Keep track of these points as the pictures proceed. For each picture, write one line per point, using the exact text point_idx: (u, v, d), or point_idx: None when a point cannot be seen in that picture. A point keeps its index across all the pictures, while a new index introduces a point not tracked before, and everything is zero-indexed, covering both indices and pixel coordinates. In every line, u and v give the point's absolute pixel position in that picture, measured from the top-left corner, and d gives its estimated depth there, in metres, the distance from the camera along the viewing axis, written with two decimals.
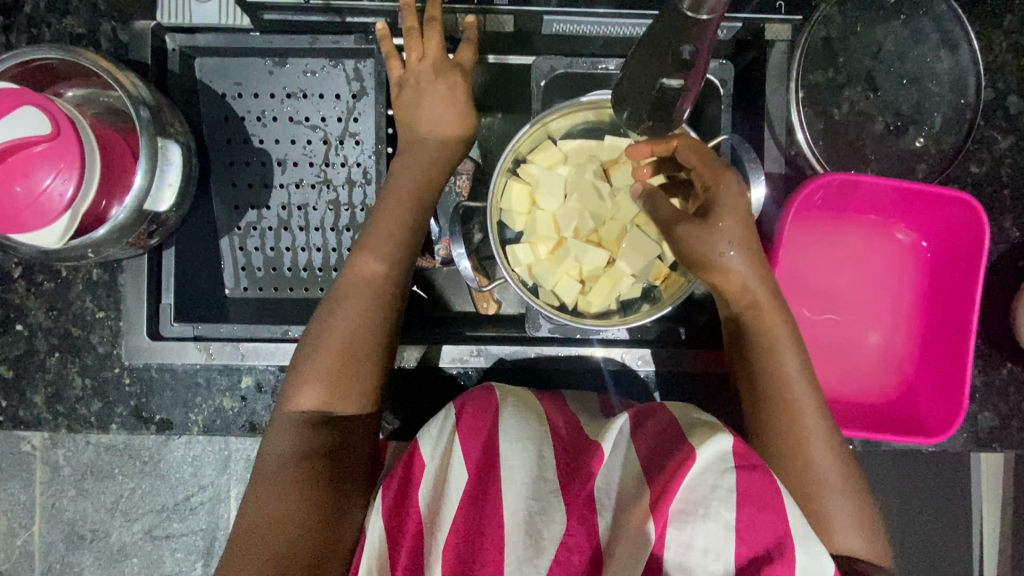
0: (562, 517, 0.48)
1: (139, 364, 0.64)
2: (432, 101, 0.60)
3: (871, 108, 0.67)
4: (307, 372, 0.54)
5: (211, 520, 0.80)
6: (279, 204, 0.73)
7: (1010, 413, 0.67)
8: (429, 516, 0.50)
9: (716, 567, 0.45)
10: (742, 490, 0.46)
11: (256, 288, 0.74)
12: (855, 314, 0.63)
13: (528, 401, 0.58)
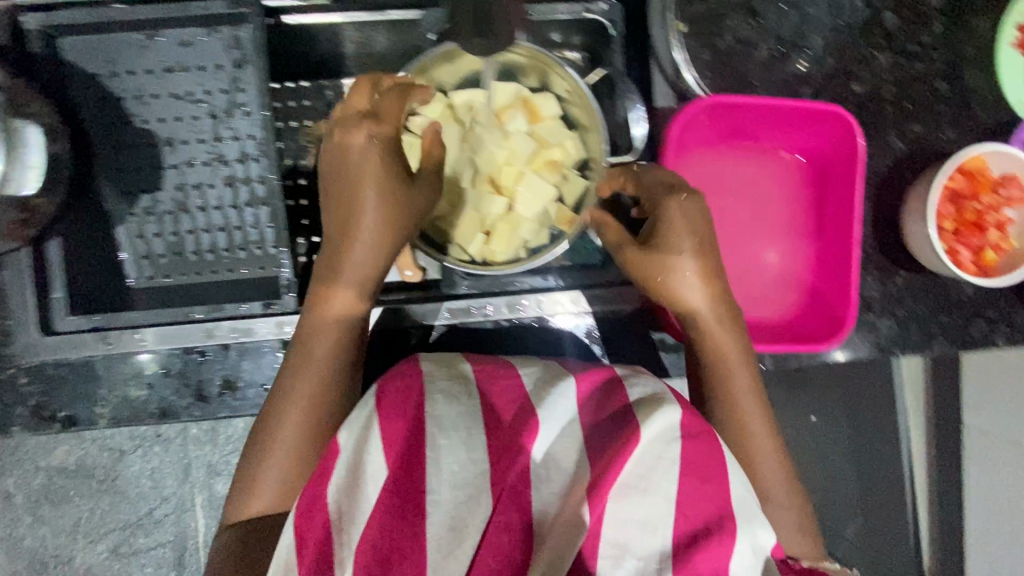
0: (489, 503, 0.49)
1: (35, 361, 0.62)
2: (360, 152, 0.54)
3: (754, 36, 0.68)
4: (259, 480, 0.54)
5: (178, 529, 0.90)
6: (173, 186, 0.71)
7: (906, 319, 0.71)
8: (339, 512, 0.48)
9: (654, 540, 0.47)
10: (684, 460, 0.49)
11: (161, 276, 0.71)
12: (753, 238, 0.65)
13: (457, 372, 0.56)
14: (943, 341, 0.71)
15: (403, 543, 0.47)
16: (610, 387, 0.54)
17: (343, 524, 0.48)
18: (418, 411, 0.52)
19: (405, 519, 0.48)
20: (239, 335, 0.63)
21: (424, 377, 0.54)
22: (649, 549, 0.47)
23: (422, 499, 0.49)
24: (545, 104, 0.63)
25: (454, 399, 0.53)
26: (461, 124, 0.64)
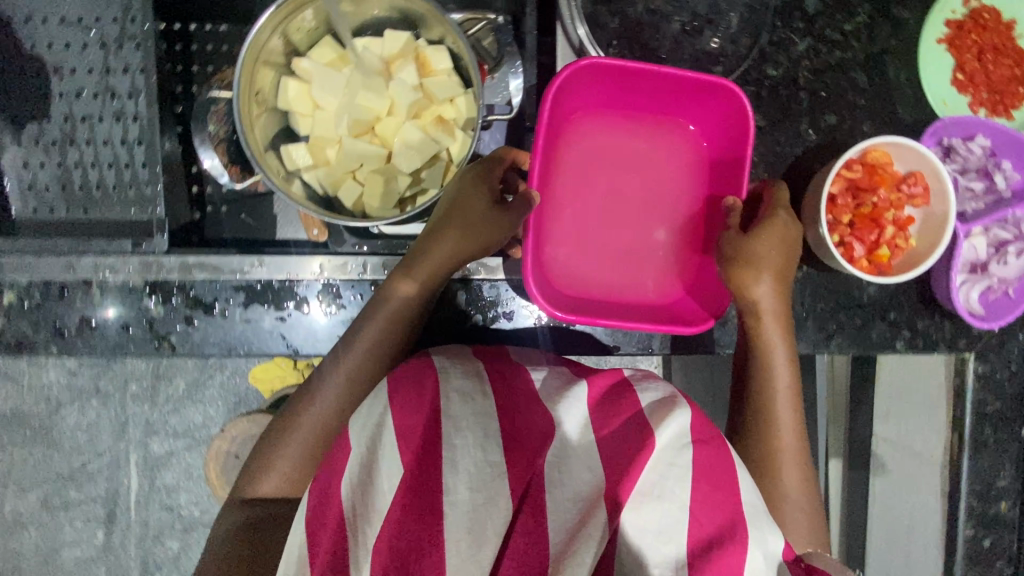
0: (509, 508, 0.45)
1: None
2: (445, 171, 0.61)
3: (666, 7, 0.65)
4: (275, 459, 0.57)
5: (110, 485, 1.04)
6: (61, 116, 0.69)
7: (806, 313, 0.69)
8: (353, 510, 0.45)
9: (669, 549, 0.45)
10: (696, 467, 0.48)
11: (45, 210, 0.69)
12: (642, 212, 0.68)
13: (468, 364, 0.54)
14: (842, 339, 0.69)
15: (421, 543, 0.43)
16: (618, 389, 0.54)
17: (359, 522, 0.45)
18: (436, 404, 0.49)
19: (421, 519, 0.44)
20: (101, 270, 0.62)
21: (438, 371, 0.52)
22: (667, 559, 0.45)
23: (439, 500, 0.44)
24: (437, 57, 0.61)
25: (468, 395, 0.50)
26: (349, 71, 0.62)
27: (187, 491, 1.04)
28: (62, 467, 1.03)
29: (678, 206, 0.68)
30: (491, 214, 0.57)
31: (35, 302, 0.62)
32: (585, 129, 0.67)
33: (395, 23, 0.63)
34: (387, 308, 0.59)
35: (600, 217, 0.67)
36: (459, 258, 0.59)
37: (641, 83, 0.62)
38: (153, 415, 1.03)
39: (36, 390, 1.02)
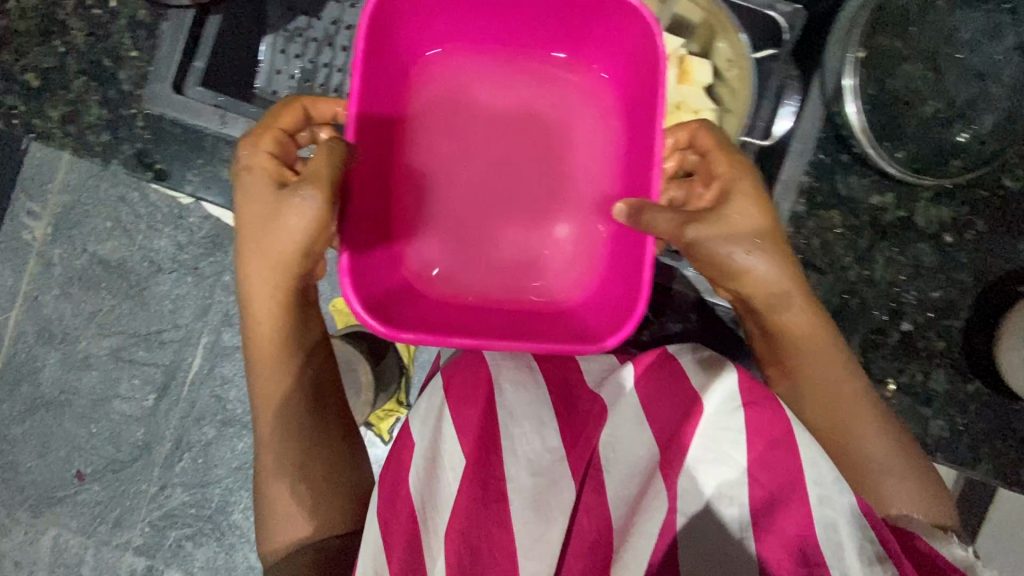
0: (572, 487, 0.45)
1: (156, 112, 0.65)
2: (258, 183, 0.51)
3: (924, 89, 0.66)
4: (275, 513, 0.54)
5: (176, 357, 0.94)
6: (329, 19, 0.74)
7: (964, 429, 0.67)
8: (423, 502, 0.46)
9: (731, 509, 0.40)
10: (750, 427, 0.43)
11: (284, 94, 0.74)
12: (493, 195, 0.64)
13: (523, 359, 0.56)
14: (989, 467, 0.67)
15: (490, 526, 0.44)
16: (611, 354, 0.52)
17: (427, 513, 0.46)
18: (488, 395, 0.51)
19: (487, 507, 0.44)
20: None
21: (492, 366, 0.54)
22: (725, 519, 0.40)
23: (503, 487, 0.45)
24: (700, 69, 0.63)
25: (521, 387, 0.52)
26: None
27: (240, 386, 0.93)
28: (142, 325, 0.94)
29: (592, 183, 0.63)
30: (287, 198, 0.48)
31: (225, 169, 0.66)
32: (446, 75, 0.64)
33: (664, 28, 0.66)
34: (265, 270, 0.52)
35: (494, 181, 0.64)
36: (303, 262, 0.52)
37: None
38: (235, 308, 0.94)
39: (144, 249, 0.94)
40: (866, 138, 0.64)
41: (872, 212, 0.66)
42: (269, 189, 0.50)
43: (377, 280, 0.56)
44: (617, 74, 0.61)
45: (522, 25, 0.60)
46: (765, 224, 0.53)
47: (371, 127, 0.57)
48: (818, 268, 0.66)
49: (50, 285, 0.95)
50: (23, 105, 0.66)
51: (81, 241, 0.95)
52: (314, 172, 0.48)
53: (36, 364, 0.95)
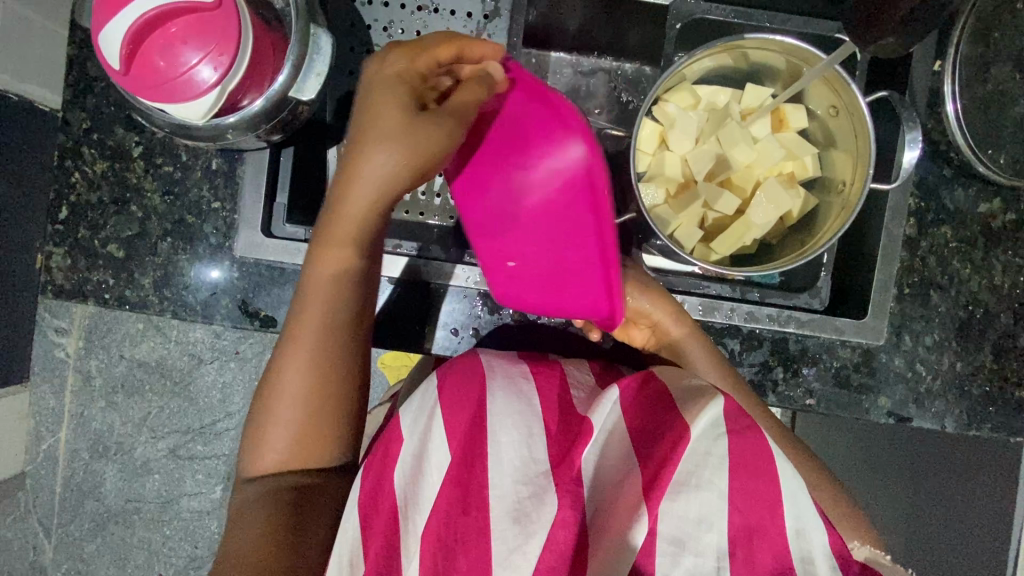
0: (554, 500, 0.46)
1: (250, 260, 0.63)
2: (392, 98, 0.47)
3: (1015, 90, 0.65)
4: (271, 427, 0.52)
5: (233, 446, 0.89)
6: None
7: None
8: (405, 499, 0.48)
9: (710, 539, 0.43)
10: (732, 456, 0.46)
11: None
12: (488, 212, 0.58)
13: (518, 368, 0.57)
14: None
15: (467, 533, 0.45)
16: (658, 398, 0.51)
17: (408, 511, 0.47)
18: (479, 408, 0.52)
19: (467, 514, 0.46)
20: (443, 276, 0.66)
21: (486, 370, 0.55)
22: (709, 548, 0.43)
23: (485, 495, 0.47)
24: (796, 114, 0.62)
25: (513, 398, 0.53)
26: (701, 120, 0.63)
27: None
28: (194, 420, 0.89)
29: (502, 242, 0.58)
30: (414, 123, 0.46)
31: None
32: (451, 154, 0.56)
33: (746, 75, 0.64)
34: (356, 184, 0.49)
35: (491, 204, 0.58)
36: (390, 180, 0.48)
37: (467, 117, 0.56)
38: None
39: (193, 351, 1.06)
40: (965, 138, 0.64)
41: (982, 221, 0.66)
42: (404, 104, 0.47)
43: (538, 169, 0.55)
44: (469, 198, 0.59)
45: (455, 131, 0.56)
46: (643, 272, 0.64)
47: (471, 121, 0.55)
48: (939, 285, 0.66)
49: (94, 398, 0.87)
50: (112, 277, 0.64)
51: (116, 348, 0.88)
52: (454, 108, 0.48)
53: (96, 480, 0.89)
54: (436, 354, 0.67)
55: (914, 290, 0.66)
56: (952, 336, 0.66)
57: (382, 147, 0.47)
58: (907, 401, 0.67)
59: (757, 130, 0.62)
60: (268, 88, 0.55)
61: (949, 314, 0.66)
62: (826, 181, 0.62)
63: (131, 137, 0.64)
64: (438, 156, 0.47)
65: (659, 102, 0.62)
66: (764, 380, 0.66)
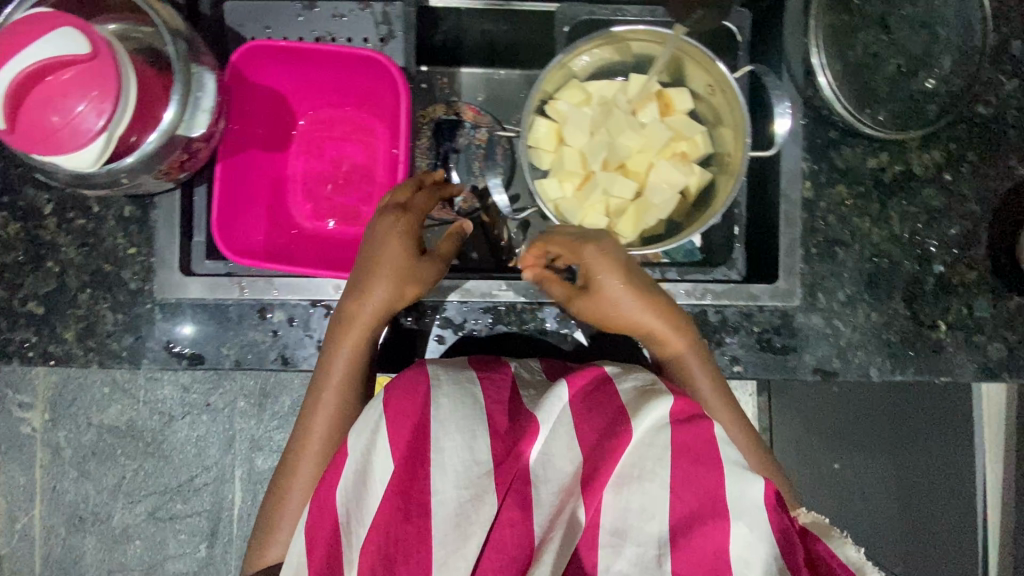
0: (494, 500, 0.50)
1: (171, 299, 0.64)
2: (388, 234, 0.60)
3: (884, 50, 0.69)
4: (279, 513, 0.61)
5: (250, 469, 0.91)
6: (306, 152, 0.73)
7: (1018, 343, 0.70)
8: (348, 513, 0.52)
9: (650, 527, 0.49)
10: (676, 446, 0.51)
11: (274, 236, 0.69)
12: (334, 141, 0.73)
13: (466, 375, 0.58)
14: None
15: (405, 539, 0.49)
16: (601, 388, 0.55)
17: (352, 524, 0.52)
18: (424, 415, 0.54)
19: (409, 521, 0.50)
20: None
21: (430, 377, 0.56)
22: (649, 535, 0.49)
23: (427, 500, 0.50)
24: (680, 98, 0.65)
25: (459, 400, 0.55)
26: (593, 114, 0.66)
27: None
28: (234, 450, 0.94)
29: (356, 144, 0.73)
30: (421, 259, 0.61)
31: (249, 331, 0.65)
32: (281, 108, 0.70)
33: (631, 66, 0.67)
34: (395, 305, 0.61)
35: (329, 112, 0.72)
36: (398, 301, 0.61)
37: (272, 76, 0.66)
38: (259, 431, 1.09)
39: (152, 403, 1.08)
40: (842, 106, 0.67)
41: (873, 175, 0.69)
42: (407, 242, 0.61)
43: (321, 73, 0.67)
44: (338, 138, 0.73)
45: (282, 109, 0.70)
46: (630, 269, 0.59)
47: (265, 78, 0.66)
48: (843, 241, 0.69)
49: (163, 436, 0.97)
50: (34, 334, 0.64)
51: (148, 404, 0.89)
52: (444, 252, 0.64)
53: None
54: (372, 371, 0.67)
55: (821, 249, 0.69)
56: (863, 289, 0.69)
57: (427, 273, 0.62)
58: (832, 356, 0.69)
59: (647, 117, 0.65)
60: (158, 126, 0.56)
61: (857, 266, 0.69)
62: (719, 157, 0.66)
63: (41, 196, 0.65)
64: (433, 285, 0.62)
65: (550, 102, 0.65)
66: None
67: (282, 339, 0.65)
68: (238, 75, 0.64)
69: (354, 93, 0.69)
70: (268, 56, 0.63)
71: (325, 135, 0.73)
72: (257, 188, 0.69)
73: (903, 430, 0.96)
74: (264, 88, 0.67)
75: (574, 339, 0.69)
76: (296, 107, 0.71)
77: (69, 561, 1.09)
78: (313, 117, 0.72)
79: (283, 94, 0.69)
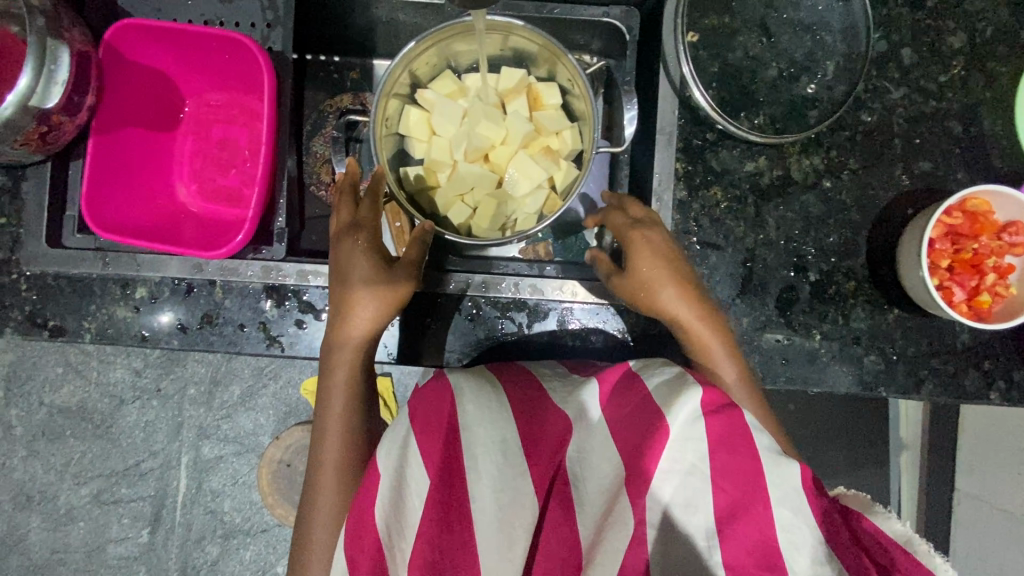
0: (535, 505, 0.50)
1: (36, 271, 0.65)
2: (352, 248, 0.60)
3: (764, 55, 0.69)
4: (312, 545, 0.58)
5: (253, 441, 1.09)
6: (191, 132, 0.74)
7: (897, 357, 0.68)
8: (388, 531, 0.48)
9: (698, 519, 0.45)
10: (712, 435, 0.47)
11: (147, 213, 0.70)
12: (220, 123, 0.74)
13: (484, 380, 0.56)
14: (932, 386, 0.68)
15: (451, 549, 0.47)
16: (629, 381, 0.53)
17: (394, 540, 0.48)
18: (452, 424, 0.52)
19: (451, 529, 0.48)
20: (226, 274, 0.65)
21: (454, 389, 0.54)
22: (696, 528, 0.45)
23: (466, 508, 0.49)
24: (548, 92, 0.65)
25: (483, 405, 0.53)
26: (463, 103, 0.67)
27: (235, 493, 1.10)
28: (237, 433, 1.09)
29: (241, 127, 0.74)
30: (388, 268, 0.60)
31: (112, 306, 0.66)
32: (166, 86, 0.72)
33: (505, 60, 0.67)
34: (377, 319, 0.60)
35: (216, 94, 0.74)
36: (382, 316, 0.60)
37: (152, 54, 0.68)
38: (208, 419, 1.09)
39: (104, 385, 1.09)
40: (717, 112, 0.66)
41: (749, 179, 0.68)
42: (372, 254, 0.60)
43: (199, 52, 0.68)
44: (225, 121, 0.74)
45: (168, 89, 0.72)
46: (670, 250, 0.61)
47: (144, 55, 0.67)
48: (716, 244, 0.68)
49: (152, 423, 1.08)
50: None
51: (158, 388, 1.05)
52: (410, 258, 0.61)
53: None
54: (226, 351, 0.66)
55: (696, 252, 0.68)
56: (736, 295, 0.68)
57: (395, 282, 0.59)
58: None
59: (515, 109, 0.66)
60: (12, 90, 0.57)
61: (730, 271, 0.68)
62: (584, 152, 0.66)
63: None
64: (410, 291, 0.60)
65: (417, 90, 0.65)
66: (557, 350, 0.69)
67: (144, 316, 0.66)
68: (111, 51, 0.65)
69: (235, 75, 0.70)
70: (141, 34, 0.65)
71: (213, 117, 0.74)
72: (137, 164, 0.70)
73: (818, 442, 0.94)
74: (144, 67, 0.68)
75: (521, 338, 0.68)
76: (183, 86, 0.73)
77: (12, 539, 1.10)
78: (202, 98, 0.74)
79: (168, 73, 0.71)
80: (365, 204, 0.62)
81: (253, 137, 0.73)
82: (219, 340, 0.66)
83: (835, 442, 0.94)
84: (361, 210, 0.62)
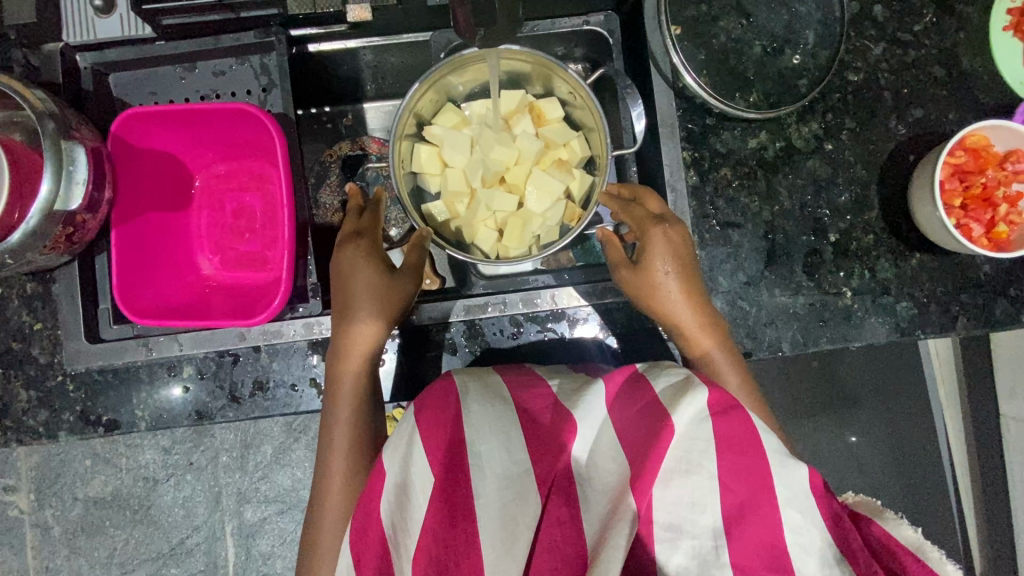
0: (537, 500, 0.48)
1: (81, 369, 0.66)
2: (354, 257, 0.62)
3: (746, 35, 0.72)
4: (318, 565, 0.58)
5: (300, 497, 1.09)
6: (207, 206, 0.75)
7: (927, 299, 0.70)
8: (393, 527, 0.48)
9: (705, 520, 0.45)
10: (719, 437, 0.48)
11: (179, 292, 0.70)
12: (233, 191, 0.75)
13: (490, 383, 0.56)
14: (966, 319, 0.70)
15: (456, 546, 0.46)
16: (639, 378, 0.54)
17: (398, 537, 0.48)
18: (459, 425, 0.51)
19: (454, 525, 0.46)
20: (270, 338, 0.66)
21: (459, 389, 0.54)
22: (704, 528, 0.45)
23: (471, 504, 0.47)
24: (550, 107, 0.67)
25: (487, 404, 0.53)
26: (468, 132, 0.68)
27: (282, 555, 1.08)
28: (284, 490, 1.09)
29: (255, 192, 0.75)
30: (390, 275, 0.62)
31: (161, 390, 0.66)
32: (175, 164, 0.73)
33: (503, 84, 0.69)
34: (380, 331, 0.61)
35: (226, 165, 0.75)
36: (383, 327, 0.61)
37: (159, 136, 0.69)
38: (245, 483, 1.09)
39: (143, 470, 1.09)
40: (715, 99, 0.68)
41: (755, 155, 0.70)
42: (376, 264, 0.62)
43: (206, 127, 0.69)
44: (237, 189, 0.75)
45: (178, 166, 0.73)
46: (682, 251, 0.62)
47: (152, 138, 0.68)
48: (735, 223, 0.70)
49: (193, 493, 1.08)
50: None
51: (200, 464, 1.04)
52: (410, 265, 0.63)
53: None
54: (279, 413, 0.67)
55: (716, 234, 0.70)
56: (764, 267, 0.70)
57: (397, 289, 0.61)
58: (742, 337, 0.69)
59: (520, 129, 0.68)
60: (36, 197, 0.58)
61: (753, 245, 0.70)
62: (594, 159, 0.67)
63: None
64: (408, 299, 0.62)
65: (424, 128, 0.67)
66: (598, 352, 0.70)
67: (193, 395, 0.67)
68: (118, 140, 0.66)
69: (242, 143, 0.72)
70: (148, 120, 0.66)
71: (225, 186, 0.75)
72: (157, 243, 0.71)
73: (856, 392, 0.96)
74: (152, 150, 0.69)
75: (559, 347, 0.70)
76: (192, 162, 0.74)
77: None
78: (212, 171, 0.75)
79: (176, 151, 0.72)
80: (368, 217, 0.66)
81: (269, 201, 0.75)
82: (272, 406, 0.66)
83: (878, 390, 0.96)
84: (362, 222, 0.65)
